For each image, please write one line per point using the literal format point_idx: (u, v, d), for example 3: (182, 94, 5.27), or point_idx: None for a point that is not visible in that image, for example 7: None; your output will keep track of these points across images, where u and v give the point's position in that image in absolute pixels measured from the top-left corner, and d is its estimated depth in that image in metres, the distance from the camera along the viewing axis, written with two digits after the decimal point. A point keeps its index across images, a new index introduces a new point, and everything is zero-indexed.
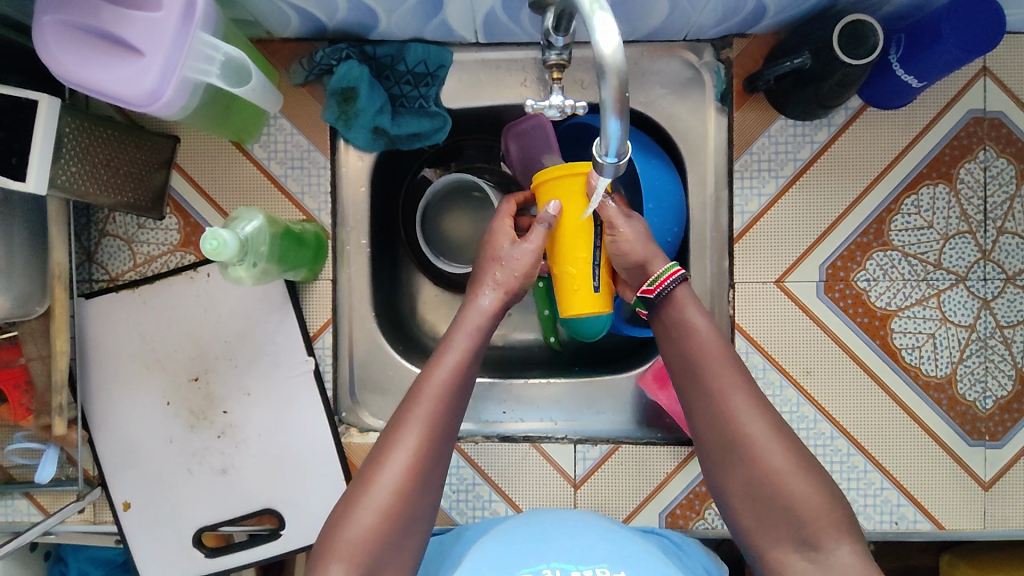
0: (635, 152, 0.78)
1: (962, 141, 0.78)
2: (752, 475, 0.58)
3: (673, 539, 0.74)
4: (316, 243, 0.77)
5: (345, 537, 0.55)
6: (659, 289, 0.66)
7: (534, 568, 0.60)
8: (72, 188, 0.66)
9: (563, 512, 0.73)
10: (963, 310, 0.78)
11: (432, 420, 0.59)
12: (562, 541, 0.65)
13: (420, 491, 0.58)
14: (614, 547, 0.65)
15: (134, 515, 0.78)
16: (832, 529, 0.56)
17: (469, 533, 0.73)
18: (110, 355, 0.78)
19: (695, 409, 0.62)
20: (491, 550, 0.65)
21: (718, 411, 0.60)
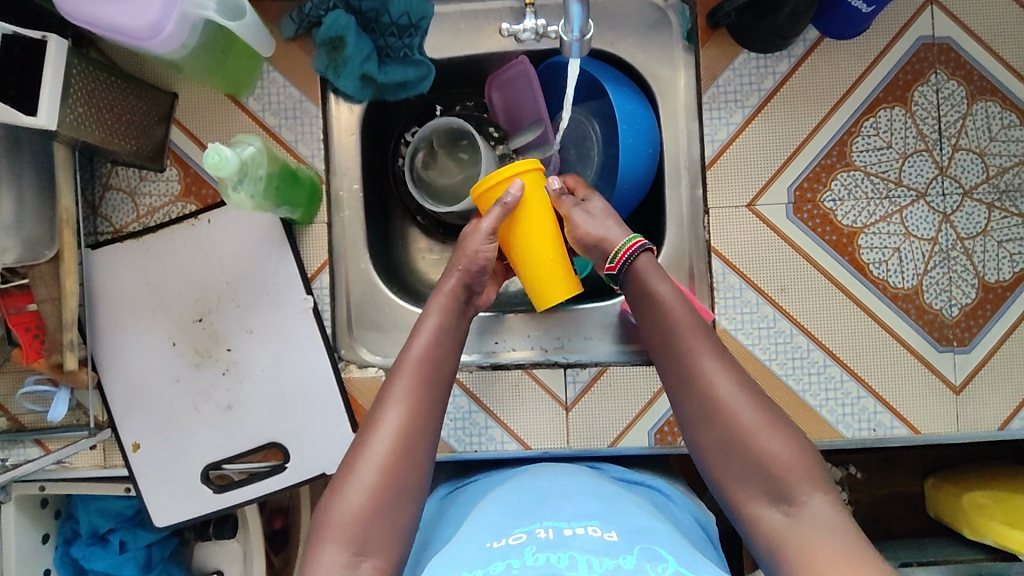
0: (607, 83, 0.83)
1: (914, 67, 0.83)
2: (732, 435, 0.60)
3: (664, 491, 0.78)
4: (311, 186, 0.81)
5: (337, 515, 0.58)
6: (621, 262, 0.69)
7: (526, 527, 0.60)
8: (80, 128, 0.70)
9: (556, 472, 0.75)
10: (925, 223, 0.83)
11: (412, 399, 0.63)
12: (556, 499, 0.66)
13: (407, 464, 0.60)
14: (603, 500, 0.67)
15: (145, 454, 0.81)
16: (804, 472, 0.58)
17: (465, 500, 0.76)
18: (117, 301, 0.81)
19: (677, 375, 0.64)
20: (487, 512, 0.66)
21: (696, 372, 0.63)
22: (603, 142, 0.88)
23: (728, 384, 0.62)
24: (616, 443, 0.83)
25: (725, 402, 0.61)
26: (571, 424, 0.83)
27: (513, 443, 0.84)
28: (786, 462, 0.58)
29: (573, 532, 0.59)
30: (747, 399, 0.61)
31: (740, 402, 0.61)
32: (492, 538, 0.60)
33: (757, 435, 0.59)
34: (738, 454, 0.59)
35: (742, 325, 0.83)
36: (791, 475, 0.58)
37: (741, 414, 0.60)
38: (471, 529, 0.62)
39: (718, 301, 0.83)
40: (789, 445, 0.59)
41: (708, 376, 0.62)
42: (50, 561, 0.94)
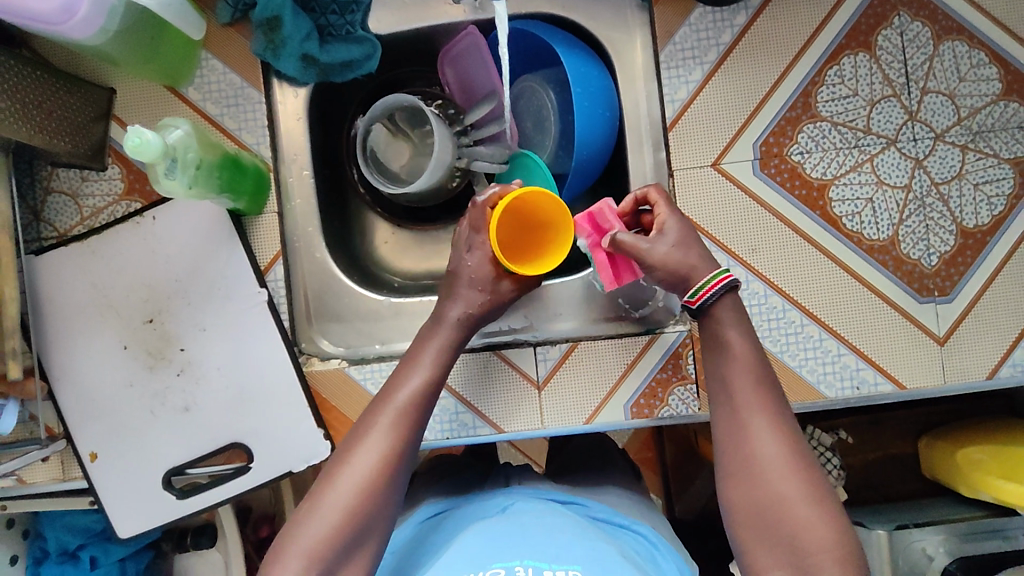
0: (557, 46, 0.80)
1: (876, 10, 0.80)
2: (763, 502, 0.56)
3: (651, 538, 0.68)
4: (257, 174, 0.78)
5: (305, 533, 0.58)
6: (703, 298, 0.65)
7: (506, 564, 0.58)
8: (6, 127, 0.66)
9: (540, 503, 0.71)
10: (897, 171, 0.80)
11: (397, 423, 0.63)
12: (540, 534, 0.63)
13: (383, 493, 0.60)
14: (586, 542, 0.62)
15: (103, 464, 0.78)
16: (840, 551, 0.53)
17: (448, 524, 0.72)
18: (63, 306, 0.78)
19: (721, 435, 0.61)
20: (464, 547, 0.63)
21: (738, 429, 0.60)
22: (557, 108, 0.84)
23: (775, 450, 0.58)
24: (592, 420, 0.80)
25: (766, 472, 0.57)
26: (545, 404, 0.80)
27: (485, 427, 0.81)
28: (817, 541, 0.54)
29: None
30: (793, 473, 0.57)
31: (783, 473, 0.57)
32: (469, 574, 0.57)
33: (791, 507, 0.55)
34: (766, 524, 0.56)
35: None
36: (818, 552, 0.53)
37: (779, 481, 0.56)
38: (449, 565, 0.60)
39: None
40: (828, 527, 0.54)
41: (751, 439, 0.59)
42: None
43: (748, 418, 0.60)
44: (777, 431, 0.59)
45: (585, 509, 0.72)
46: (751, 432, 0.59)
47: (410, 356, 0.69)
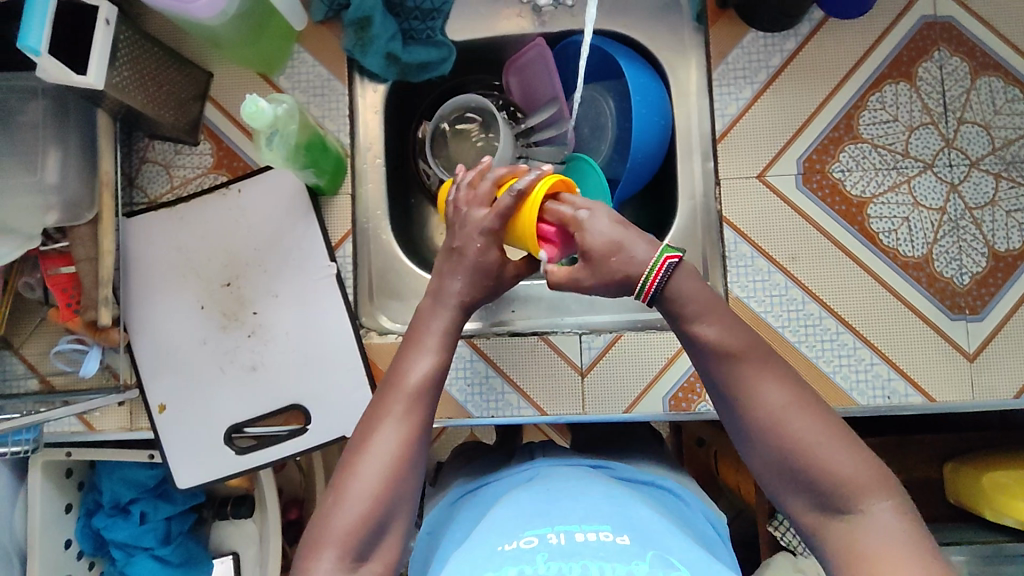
0: (619, 59, 0.88)
1: (918, 44, 0.86)
2: (790, 453, 0.58)
3: (676, 492, 0.75)
4: (337, 157, 0.84)
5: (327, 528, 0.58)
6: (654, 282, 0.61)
7: (537, 530, 0.59)
8: (124, 91, 0.74)
9: (564, 471, 0.73)
10: (933, 194, 0.84)
11: (404, 413, 0.62)
12: (569, 498, 0.65)
13: (406, 480, 0.60)
14: (616, 505, 0.64)
15: (170, 416, 0.83)
16: (877, 485, 0.56)
17: (480, 497, 0.74)
18: (148, 266, 0.84)
19: (725, 396, 0.62)
20: (498, 515, 0.64)
21: (746, 388, 0.60)
22: (617, 116, 0.92)
23: (784, 400, 0.60)
24: (631, 409, 0.84)
25: (784, 421, 0.59)
26: (586, 390, 0.85)
27: (529, 408, 0.85)
28: (847, 478, 0.56)
29: (584, 538, 0.57)
30: (802, 414, 0.59)
31: (798, 418, 0.59)
32: (502, 540, 0.59)
33: (819, 450, 0.57)
34: (795, 471, 0.58)
35: (754, 292, 0.84)
36: (855, 491, 0.56)
37: (797, 429, 0.58)
38: (482, 534, 0.61)
39: (730, 269, 0.85)
40: (851, 464, 0.57)
41: (760, 394, 0.60)
42: (72, 531, 0.96)
43: (750, 372, 0.61)
44: (781, 379, 0.61)
45: (612, 471, 0.76)
46: (760, 387, 0.60)
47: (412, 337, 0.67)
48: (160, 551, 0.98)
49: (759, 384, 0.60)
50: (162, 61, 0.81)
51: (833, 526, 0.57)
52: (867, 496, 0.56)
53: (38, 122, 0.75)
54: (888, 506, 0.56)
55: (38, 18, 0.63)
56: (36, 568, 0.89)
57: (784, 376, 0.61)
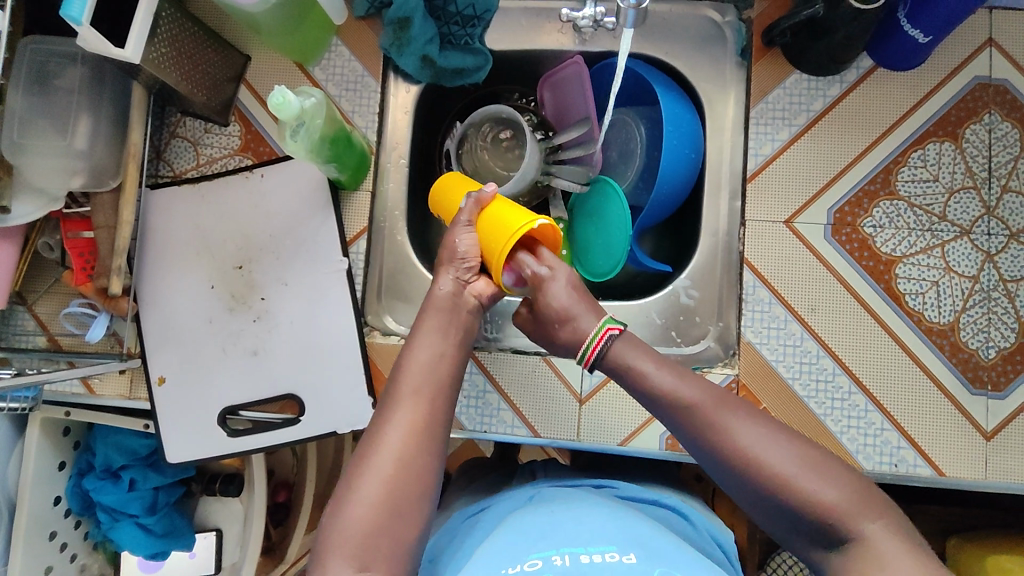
0: (656, 87, 0.86)
1: (968, 104, 0.83)
2: (770, 490, 0.56)
3: (681, 511, 0.74)
4: (361, 152, 0.84)
5: (339, 536, 0.56)
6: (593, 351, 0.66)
7: (541, 552, 0.58)
8: (159, 67, 0.74)
9: (566, 493, 0.71)
10: (967, 261, 0.81)
11: (416, 415, 0.62)
12: (569, 521, 0.63)
13: (409, 494, 0.58)
14: (622, 527, 0.62)
15: (167, 389, 0.84)
16: (870, 508, 0.55)
17: (483, 519, 0.72)
18: (164, 239, 0.85)
19: (698, 442, 0.61)
20: (498, 538, 0.62)
21: (715, 431, 0.60)
22: (648, 142, 0.91)
23: (754, 436, 0.58)
24: (626, 443, 0.82)
25: (759, 459, 0.57)
26: (582, 417, 0.83)
27: (523, 428, 0.84)
28: (833, 506, 0.54)
29: (591, 560, 0.56)
30: (777, 445, 0.58)
31: (773, 450, 0.57)
32: (506, 563, 0.57)
33: (798, 481, 0.56)
34: (781, 506, 0.56)
35: (768, 340, 0.82)
36: (848, 517, 0.54)
37: (775, 463, 0.56)
38: (487, 553, 0.60)
39: (745, 312, 0.83)
40: (836, 488, 0.55)
41: (730, 432, 0.59)
42: (62, 489, 0.97)
43: (717, 412, 0.60)
44: (751, 418, 0.60)
45: (615, 491, 0.75)
46: (727, 427, 0.59)
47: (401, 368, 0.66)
48: (144, 519, 0.99)
49: (727, 423, 0.59)
50: (209, 40, 0.82)
51: (833, 560, 0.55)
52: (860, 520, 0.54)
53: (74, 88, 0.77)
54: (883, 527, 0.54)
55: None
56: (23, 521, 0.91)
57: (753, 413, 0.61)
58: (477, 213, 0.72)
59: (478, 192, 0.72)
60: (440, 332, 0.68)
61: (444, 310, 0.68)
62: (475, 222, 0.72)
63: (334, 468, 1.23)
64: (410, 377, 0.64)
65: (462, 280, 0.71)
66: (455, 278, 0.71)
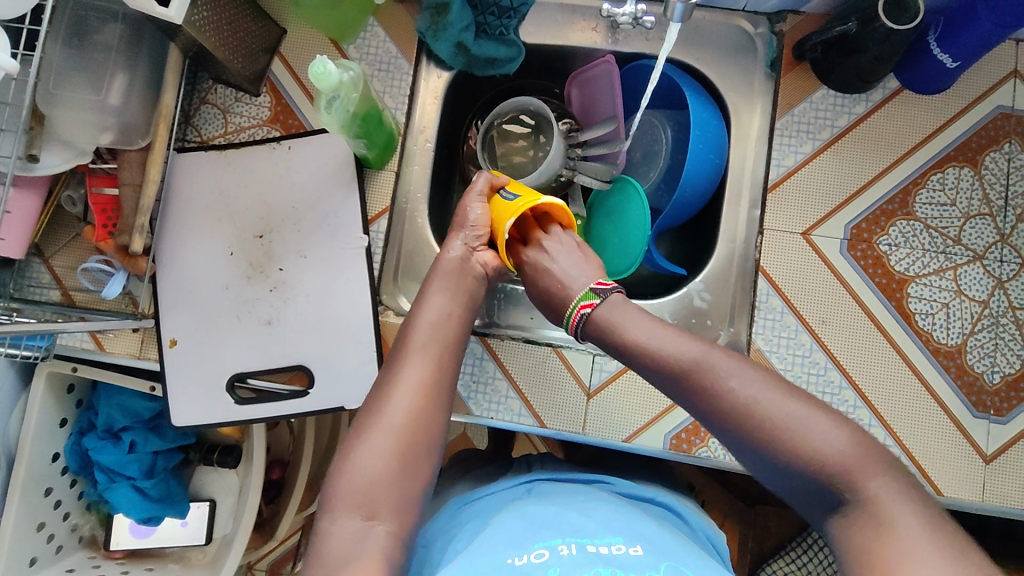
0: (686, 91, 0.87)
1: (989, 132, 0.85)
2: (766, 443, 0.54)
3: (676, 509, 0.73)
4: (389, 134, 0.84)
5: (349, 485, 0.56)
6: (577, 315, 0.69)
7: (547, 542, 0.58)
8: (200, 30, 0.75)
9: (561, 485, 0.71)
10: (978, 285, 0.82)
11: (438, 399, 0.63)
12: (573, 513, 0.63)
13: (412, 473, 0.58)
14: (623, 519, 0.62)
15: (178, 352, 0.84)
16: (870, 461, 0.52)
17: (479, 502, 0.71)
18: (188, 203, 0.85)
19: (691, 396, 0.59)
20: (501, 524, 0.62)
21: (709, 385, 0.58)
22: (673, 144, 0.92)
23: (753, 386, 0.56)
24: (632, 439, 0.83)
25: (753, 411, 0.55)
26: (589, 411, 0.84)
27: (529, 417, 0.84)
28: (831, 456, 0.52)
29: (598, 552, 0.57)
30: (776, 397, 0.56)
31: (768, 400, 0.55)
32: (511, 550, 0.57)
33: (793, 432, 0.54)
34: (778, 461, 0.54)
35: (778, 348, 0.83)
36: (847, 471, 0.52)
37: (769, 411, 0.55)
38: (489, 538, 0.60)
39: (757, 319, 0.84)
40: (834, 439, 0.53)
41: (726, 385, 0.57)
42: (61, 446, 0.97)
43: (714, 367, 0.58)
44: (744, 370, 0.58)
45: (612, 486, 0.74)
46: (720, 378, 0.58)
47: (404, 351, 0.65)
48: (141, 483, 0.99)
49: (723, 376, 0.58)
50: (248, 9, 0.83)
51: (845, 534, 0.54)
52: (861, 476, 0.51)
53: (113, 44, 0.77)
54: (886, 484, 0.51)
55: None
56: (20, 474, 0.90)
57: (755, 368, 0.58)
58: (488, 190, 0.79)
59: (491, 172, 0.79)
60: (464, 317, 0.70)
61: (454, 273, 0.72)
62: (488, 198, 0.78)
63: (331, 449, 1.23)
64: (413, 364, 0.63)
65: (469, 246, 0.75)
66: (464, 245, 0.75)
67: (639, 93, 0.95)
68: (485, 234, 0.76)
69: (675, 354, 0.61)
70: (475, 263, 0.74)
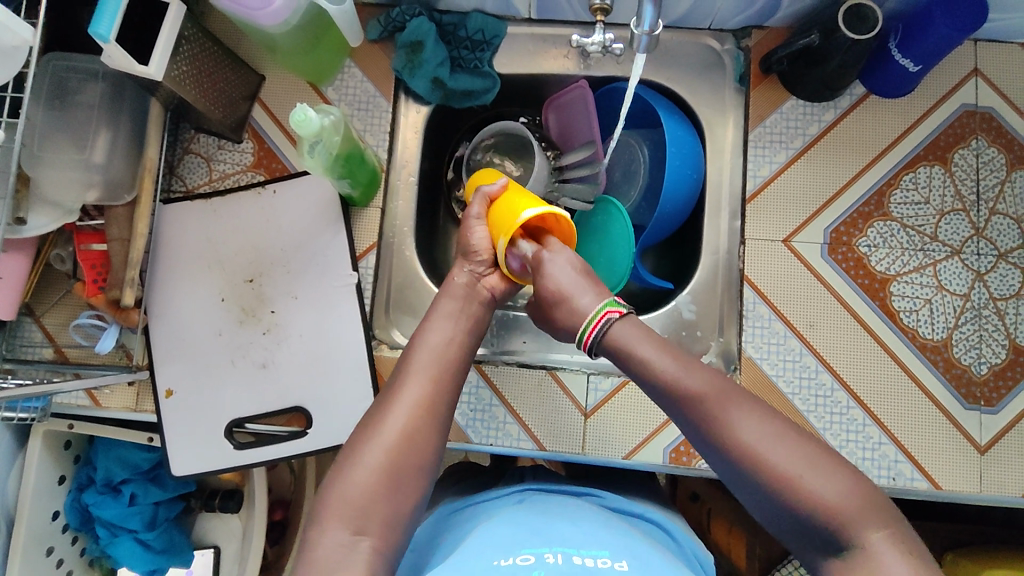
0: (659, 111, 0.89)
1: (956, 130, 0.87)
2: (773, 487, 0.55)
3: (666, 528, 0.72)
4: (373, 171, 0.86)
5: (340, 496, 0.57)
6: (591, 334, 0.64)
7: (535, 550, 0.58)
8: (180, 84, 0.77)
9: (553, 497, 0.71)
10: (958, 280, 0.84)
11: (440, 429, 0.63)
12: (564, 526, 0.63)
13: (400, 490, 0.58)
14: (611, 535, 0.63)
15: (174, 402, 0.84)
16: (870, 513, 0.53)
17: (470, 511, 0.71)
18: (176, 252, 0.86)
19: (699, 432, 0.59)
20: (490, 533, 0.62)
21: (717, 423, 0.58)
22: (650, 162, 0.94)
23: (760, 430, 0.56)
24: (631, 456, 0.83)
25: (761, 455, 0.55)
26: (588, 432, 0.84)
27: (528, 441, 0.84)
28: (836, 507, 0.53)
29: (583, 563, 0.56)
30: (781, 442, 0.56)
31: (773, 444, 0.56)
32: (499, 558, 0.57)
33: (798, 479, 0.54)
34: (782, 504, 0.55)
35: (767, 354, 0.84)
36: (846, 523, 0.53)
37: (773, 456, 0.55)
38: (478, 546, 0.60)
39: (746, 328, 0.85)
40: (838, 490, 0.54)
41: (733, 424, 0.57)
42: (61, 504, 0.96)
43: (720, 404, 0.58)
44: (753, 410, 0.58)
45: (602, 500, 0.74)
46: (728, 415, 0.57)
47: (402, 367, 0.65)
48: (144, 535, 0.98)
49: (731, 418, 0.57)
50: (226, 60, 0.85)
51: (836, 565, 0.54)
52: (862, 528, 0.52)
53: (94, 103, 0.78)
54: (885, 537, 0.52)
55: (109, 11, 0.66)
56: (20, 536, 0.89)
57: (758, 408, 0.58)
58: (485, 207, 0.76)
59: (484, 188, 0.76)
60: None
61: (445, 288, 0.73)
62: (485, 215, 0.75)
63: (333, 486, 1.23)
64: (408, 383, 0.63)
65: (475, 272, 0.73)
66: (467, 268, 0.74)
67: (613, 115, 0.97)
68: (489, 258, 0.73)
69: (690, 387, 0.59)
70: (483, 288, 0.73)
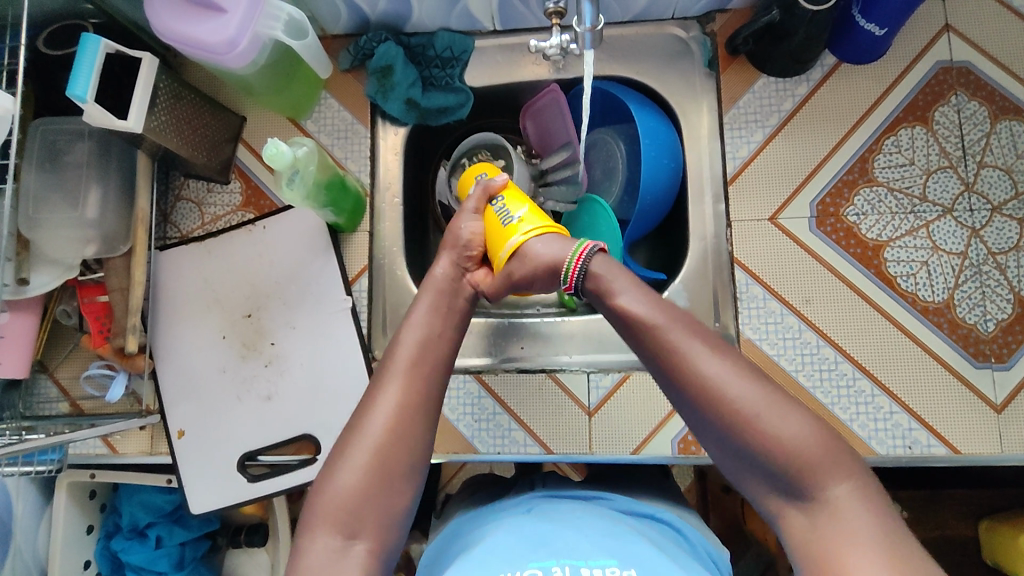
0: (630, 104, 0.90)
1: (933, 88, 0.86)
2: (730, 426, 0.54)
3: (678, 527, 0.71)
4: (356, 197, 0.87)
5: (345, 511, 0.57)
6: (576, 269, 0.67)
7: (542, 561, 0.58)
8: (161, 134, 0.79)
9: (562, 504, 0.71)
10: (953, 238, 0.83)
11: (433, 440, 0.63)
12: (569, 532, 0.63)
13: (390, 508, 0.58)
14: (618, 541, 0.62)
15: (187, 442, 0.86)
16: (833, 464, 0.53)
17: (478, 522, 0.71)
18: (176, 296, 0.89)
19: (661, 370, 0.59)
20: (497, 546, 0.62)
21: (678, 361, 0.57)
22: (629, 157, 0.95)
23: (722, 368, 0.56)
24: (639, 451, 0.83)
25: (721, 389, 0.55)
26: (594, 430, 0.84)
27: (535, 446, 0.84)
28: (795, 444, 0.53)
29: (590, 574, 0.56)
30: (744, 381, 0.55)
31: (738, 383, 0.55)
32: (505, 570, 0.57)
33: (760, 416, 0.54)
34: (741, 441, 0.54)
35: (766, 334, 0.83)
36: (809, 468, 0.52)
37: (738, 394, 0.55)
38: (486, 559, 0.60)
39: (741, 310, 0.84)
40: (800, 430, 0.53)
41: (693, 360, 0.57)
42: (92, 553, 0.99)
43: (683, 343, 0.58)
44: (718, 350, 0.57)
45: (610, 503, 0.73)
46: (691, 355, 0.57)
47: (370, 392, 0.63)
48: None
49: (694, 355, 0.57)
50: (206, 106, 0.88)
51: (795, 517, 0.53)
52: (827, 478, 0.52)
53: (83, 161, 0.81)
54: (850, 491, 0.52)
55: (85, 72, 0.69)
56: None
57: (722, 348, 0.58)
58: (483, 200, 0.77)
59: (485, 183, 0.77)
60: None
61: None
62: (481, 209, 0.78)
63: None
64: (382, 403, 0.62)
65: (461, 267, 0.74)
66: (453, 261, 0.75)
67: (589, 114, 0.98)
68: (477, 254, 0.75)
69: (657, 325, 0.59)
70: (467, 283, 0.74)
